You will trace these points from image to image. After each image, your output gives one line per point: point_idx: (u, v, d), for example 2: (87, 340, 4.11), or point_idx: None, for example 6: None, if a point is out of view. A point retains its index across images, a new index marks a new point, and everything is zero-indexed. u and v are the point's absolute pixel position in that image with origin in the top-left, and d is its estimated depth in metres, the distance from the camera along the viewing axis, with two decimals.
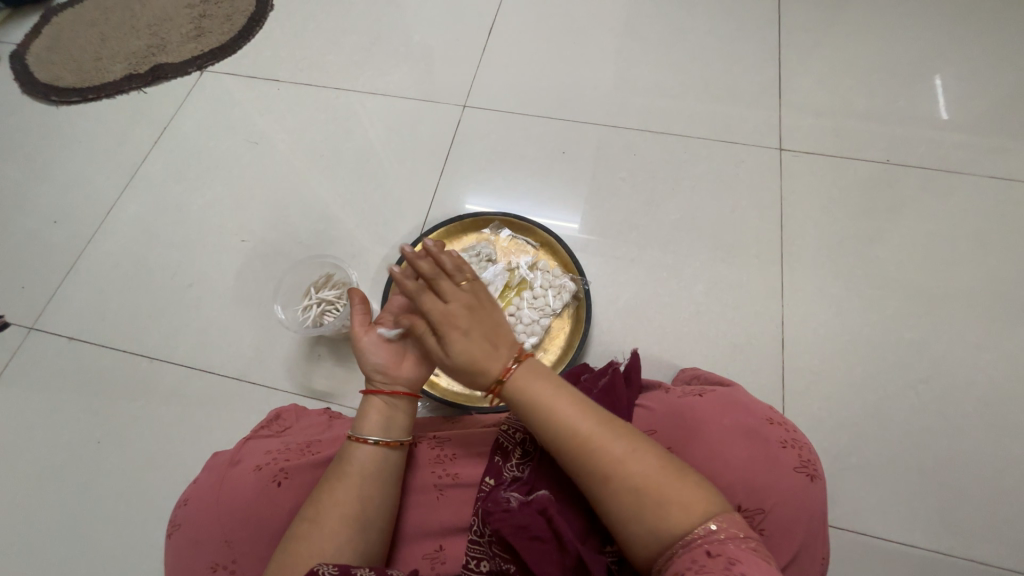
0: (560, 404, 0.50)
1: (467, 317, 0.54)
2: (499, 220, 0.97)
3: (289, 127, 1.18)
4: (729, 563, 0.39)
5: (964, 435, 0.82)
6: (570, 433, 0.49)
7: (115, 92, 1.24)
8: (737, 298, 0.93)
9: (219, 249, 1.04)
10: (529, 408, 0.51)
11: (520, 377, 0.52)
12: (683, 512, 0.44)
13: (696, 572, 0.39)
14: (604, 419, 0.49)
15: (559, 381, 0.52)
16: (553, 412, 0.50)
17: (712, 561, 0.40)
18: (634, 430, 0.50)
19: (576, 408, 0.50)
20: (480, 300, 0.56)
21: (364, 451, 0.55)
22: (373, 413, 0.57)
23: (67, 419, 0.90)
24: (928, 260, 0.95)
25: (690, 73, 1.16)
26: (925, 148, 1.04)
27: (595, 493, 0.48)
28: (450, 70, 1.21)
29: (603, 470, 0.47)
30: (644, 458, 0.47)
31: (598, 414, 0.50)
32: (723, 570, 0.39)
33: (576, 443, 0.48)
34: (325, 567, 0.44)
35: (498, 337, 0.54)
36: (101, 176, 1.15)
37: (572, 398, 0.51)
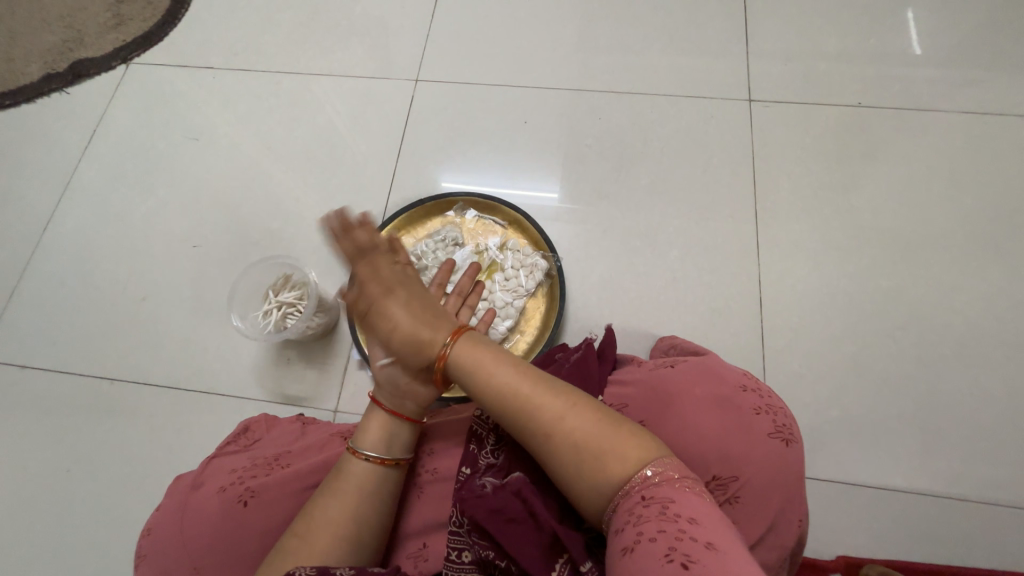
0: (496, 368, 0.49)
1: (403, 293, 0.57)
2: (463, 201, 0.92)
3: (232, 118, 1.10)
4: (664, 508, 0.39)
5: (942, 378, 0.82)
6: (508, 397, 0.47)
7: (35, 96, 1.13)
8: (713, 261, 0.91)
9: (170, 258, 0.98)
10: (472, 374, 0.50)
11: (462, 344, 0.52)
12: (620, 463, 0.42)
13: (633, 522, 0.39)
14: (537, 378, 0.48)
15: (497, 350, 0.52)
16: (491, 378, 0.49)
17: (648, 509, 0.39)
18: (571, 386, 0.47)
19: (512, 371, 0.49)
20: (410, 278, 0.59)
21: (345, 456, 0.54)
22: (375, 427, 0.55)
23: (31, 449, 0.86)
24: (902, 205, 0.93)
25: (652, 25, 1.09)
26: (897, 87, 1.01)
27: (541, 458, 0.46)
28: (401, 42, 1.13)
29: (542, 433, 0.46)
30: (583, 414, 0.45)
31: (531, 374, 0.48)
32: (657, 517, 0.38)
33: (514, 408, 0.47)
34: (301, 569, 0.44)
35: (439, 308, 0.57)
36: (32, 188, 1.06)
37: (506, 364, 0.49)
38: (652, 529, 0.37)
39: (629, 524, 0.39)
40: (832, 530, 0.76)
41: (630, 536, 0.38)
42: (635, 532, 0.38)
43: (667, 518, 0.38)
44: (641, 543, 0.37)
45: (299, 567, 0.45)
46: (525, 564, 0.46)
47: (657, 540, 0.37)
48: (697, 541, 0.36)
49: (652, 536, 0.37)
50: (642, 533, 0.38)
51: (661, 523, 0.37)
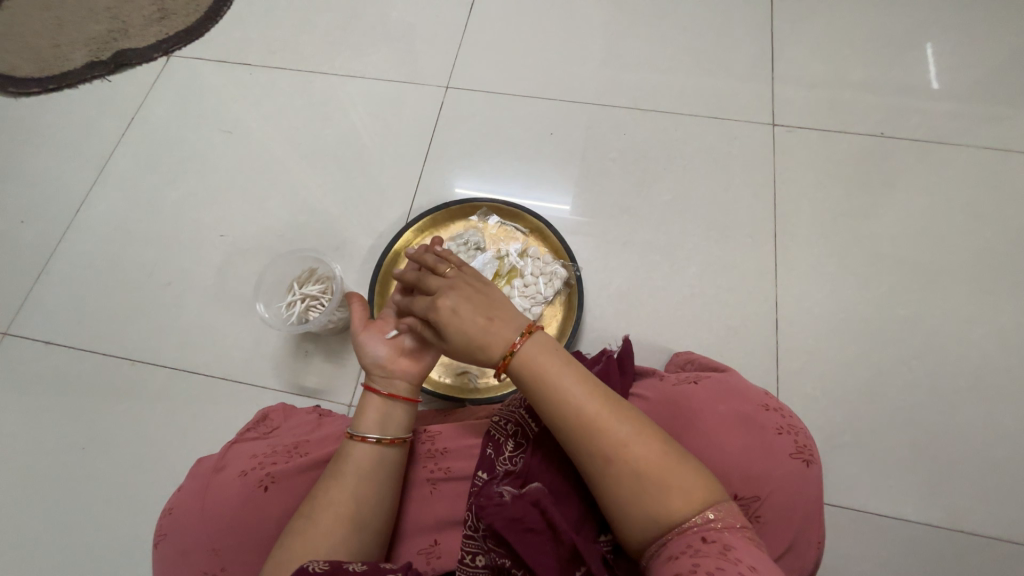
0: (567, 382, 0.48)
1: (456, 293, 0.55)
2: (487, 206, 0.94)
3: (265, 114, 1.13)
4: (725, 550, 0.39)
5: (957, 411, 0.82)
6: (574, 412, 0.47)
7: (77, 82, 1.17)
8: (730, 280, 0.92)
9: (197, 245, 1.00)
10: (536, 383, 0.49)
11: (528, 354, 0.50)
12: (682, 499, 0.42)
13: (690, 553, 0.39)
14: (610, 401, 0.47)
15: (569, 361, 0.50)
16: (561, 390, 0.48)
17: (708, 547, 0.39)
18: (639, 415, 0.48)
19: (583, 388, 0.48)
20: (472, 277, 0.58)
21: (362, 449, 0.55)
22: (372, 412, 0.57)
23: (50, 424, 0.88)
24: (922, 235, 0.94)
25: (679, 46, 1.12)
26: (919, 120, 1.02)
27: (596, 477, 0.46)
28: (432, 49, 1.16)
29: (608, 453, 0.45)
30: (650, 446, 0.45)
31: (604, 395, 0.48)
32: (717, 555, 0.38)
33: (581, 423, 0.46)
34: (315, 564, 0.45)
35: (492, 311, 0.53)
36: (68, 170, 1.10)
37: (583, 380, 0.48)
38: (711, 564, 0.38)
39: (685, 555, 0.39)
40: (841, 556, 0.75)
41: (685, 565, 0.38)
42: (691, 562, 0.38)
43: (726, 558, 0.38)
44: (698, 573, 0.37)
45: (312, 560, 0.46)
46: (541, 573, 0.47)
47: (716, 574, 0.37)
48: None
49: (711, 569, 0.37)
50: (699, 565, 0.38)
51: (720, 560, 0.38)
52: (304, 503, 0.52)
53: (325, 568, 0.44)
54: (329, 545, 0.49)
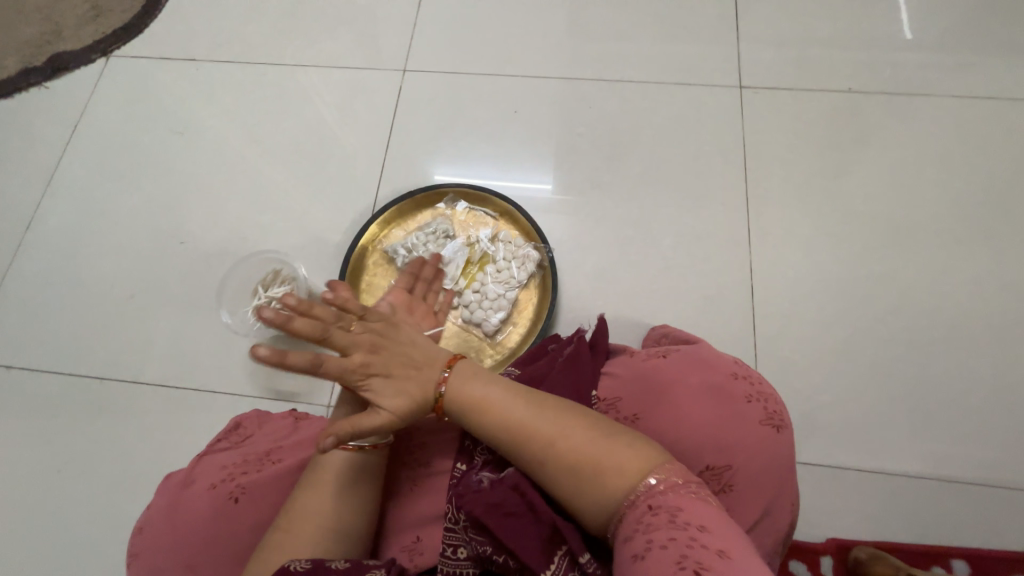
0: (486, 395, 0.48)
1: (380, 360, 0.48)
2: (454, 192, 0.91)
3: (217, 111, 1.08)
4: (673, 515, 0.39)
5: (934, 362, 0.83)
6: (500, 424, 0.47)
7: (12, 91, 1.10)
8: (705, 249, 0.91)
9: (158, 254, 0.97)
10: (459, 404, 0.48)
11: (450, 381, 0.49)
12: (621, 475, 0.42)
13: (642, 530, 0.39)
14: (531, 403, 0.48)
15: (487, 373, 0.50)
16: (484, 405, 0.48)
17: (657, 516, 0.39)
18: (564, 404, 0.48)
19: (503, 397, 0.48)
20: (379, 326, 0.48)
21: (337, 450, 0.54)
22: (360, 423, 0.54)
23: (21, 449, 0.86)
24: (893, 190, 0.93)
25: (642, 11, 1.08)
26: (888, 73, 1.00)
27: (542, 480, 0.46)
28: (388, 31, 1.11)
29: (542, 455, 0.46)
30: (576, 435, 0.45)
31: (524, 398, 0.48)
32: (667, 525, 0.38)
33: (510, 433, 0.47)
34: (296, 564, 0.44)
35: (418, 361, 0.49)
36: (13, 186, 1.04)
37: (501, 390, 0.49)
38: (662, 537, 0.37)
39: (638, 533, 0.39)
40: (824, 513, 0.77)
41: (639, 545, 0.38)
42: (645, 540, 0.38)
43: (676, 526, 0.38)
44: (651, 550, 0.37)
45: (293, 561, 0.45)
46: (524, 556, 0.46)
47: (669, 548, 0.36)
48: (708, 549, 0.36)
49: (663, 543, 0.37)
50: (652, 540, 0.38)
51: (671, 531, 0.38)
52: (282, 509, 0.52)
53: (308, 566, 0.44)
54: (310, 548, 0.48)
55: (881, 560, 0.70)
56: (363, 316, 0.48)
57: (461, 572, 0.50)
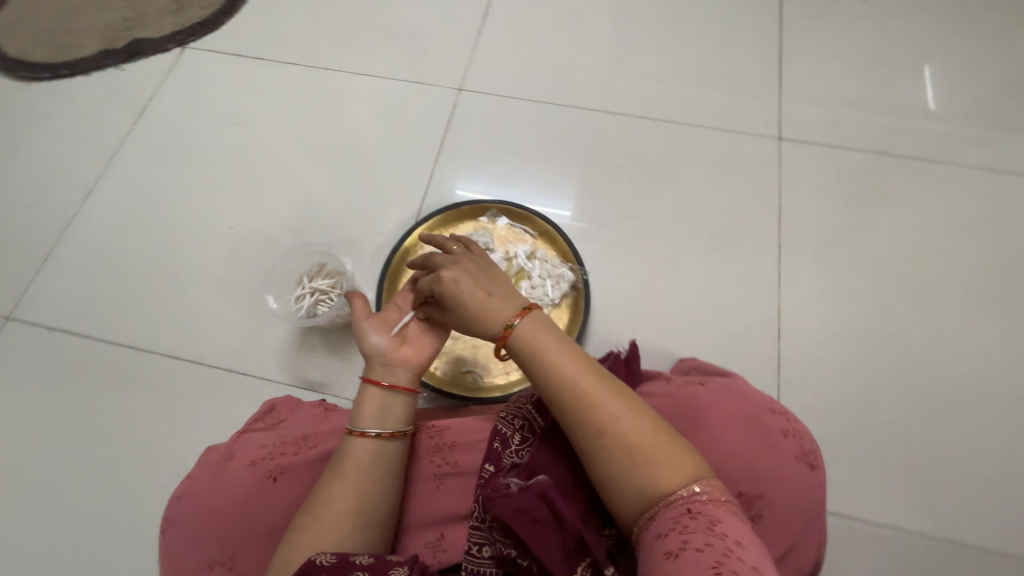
0: (559, 355, 0.50)
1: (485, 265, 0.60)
2: (496, 208, 0.95)
3: (277, 108, 1.13)
4: (712, 524, 0.40)
5: (952, 425, 0.84)
6: (567, 385, 0.49)
7: (89, 69, 1.17)
8: (734, 288, 0.93)
9: (205, 235, 1.00)
10: (533, 356, 0.51)
11: (527, 328, 0.52)
12: (672, 473, 0.44)
13: (679, 530, 0.40)
14: (609, 382, 0.49)
15: (563, 335, 0.53)
16: (554, 362, 0.50)
17: (695, 521, 0.40)
18: (631, 391, 0.50)
19: (576, 362, 0.50)
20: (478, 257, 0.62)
21: (362, 444, 0.55)
22: (371, 405, 0.56)
23: (50, 409, 0.88)
24: (919, 251, 0.96)
25: (689, 59, 1.14)
26: (922, 139, 1.04)
27: (587, 451, 0.48)
28: (445, 52, 1.17)
29: (601, 428, 0.47)
30: (639, 419, 0.47)
31: (601, 375, 0.50)
32: (705, 530, 0.39)
33: (575, 395, 0.48)
34: (322, 557, 0.45)
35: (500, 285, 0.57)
36: (77, 157, 1.10)
37: (575, 354, 0.51)
38: (699, 540, 0.38)
39: (673, 531, 0.40)
40: (835, 563, 0.76)
41: (674, 543, 0.39)
42: (680, 539, 0.39)
43: (714, 533, 0.39)
44: (686, 550, 0.38)
45: (319, 555, 0.46)
46: (547, 564, 0.48)
47: (706, 551, 0.37)
48: (744, 561, 0.37)
49: (700, 547, 0.38)
50: (688, 542, 0.39)
51: (709, 537, 0.38)
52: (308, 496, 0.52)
53: (333, 562, 0.45)
54: (333, 541, 0.49)
55: None
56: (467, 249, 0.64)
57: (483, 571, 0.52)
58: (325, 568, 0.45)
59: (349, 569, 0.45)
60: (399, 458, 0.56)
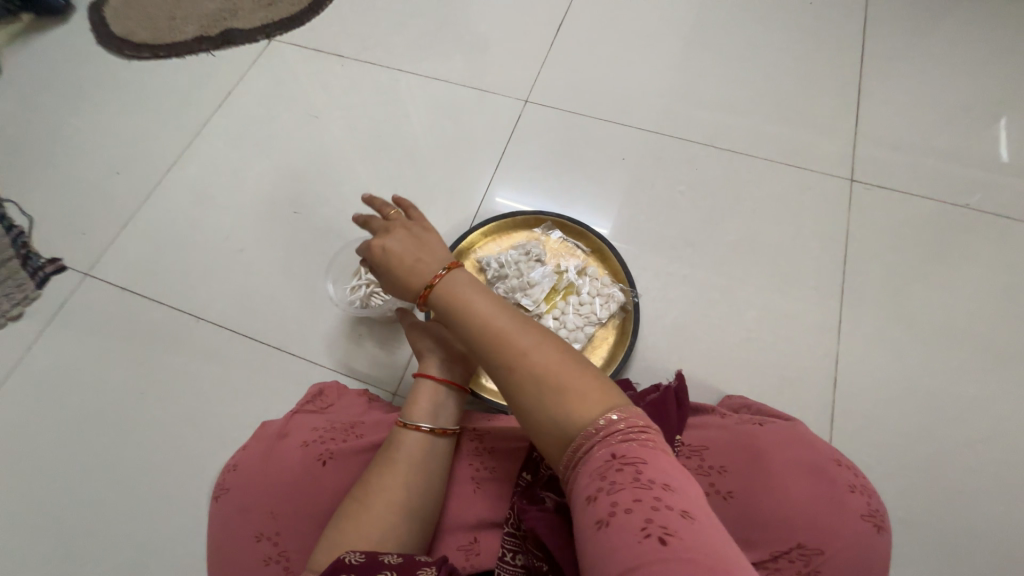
0: (478, 303, 0.51)
1: (412, 233, 0.62)
2: (552, 221, 0.95)
3: (350, 104, 1.18)
4: (637, 472, 0.37)
5: (1022, 504, 0.78)
6: (484, 330, 0.49)
7: (184, 53, 1.26)
8: (790, 330, 0.90)
9: (271, 218, 1.05)
10: (453, 308, 0.52)
11: (449, 284, 0.54)
12: (582, 405, 0.43)
13: (607, 488, 0.37)
14: (521, 322, 0.49)
15: (485, 288, 0.54)
16: (471, 312, 0.51)
17: (622, 473, 0.37)
18: (542, 328, 0.49)
19: (493, 308, 0.51)
20: (414, 223, 0.64)
21: (415, 437, 0.57)
22: (426, 401, 0.59)
23: (115, 366, 0.93)
24: (998, 314, 0.90)
25: (762, 91, 1.12)
26: (1009, 196, 0.99)
27: (504, 388, 0.47)
28: (517, 64, 1.19)
29: (512, 363, 0.47)
30: (552, 356, 0.46)
31: (514, 317, 0.50)
32: (631, 482, 0.36)
33: (494, 339, 0.48)
34: (352, 555, 0.45)
35: (426, 250, 0.59)
36: (164, 132, 1.17)
37: (489, 301, 0.52)
38: (627, 497, 0.36)
39: (602, 491, 0.37)
40: None
41: (604, 508, 0.36)
42: (609, 501, 0.36)
43: (641, 485, 0.36)
44: (617, 515, 0.35)
45: (348, 552, 0.46)
46: None
47: (633, 511, 0.35)
48: (671, 509, 0.35)
49: (628, 506, 0.35)
50: (617, 503, 0.36)
51: (635, 490, 0.36)
52: (354, 484, 0.54)
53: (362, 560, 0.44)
54: (375, 533, 0.50)
55: None
56: (406, 214, 0.66)
57: None
58: (353, 566, 0.44)
59: (377, 567, 0.44)
60: (444, 457, 0.57)
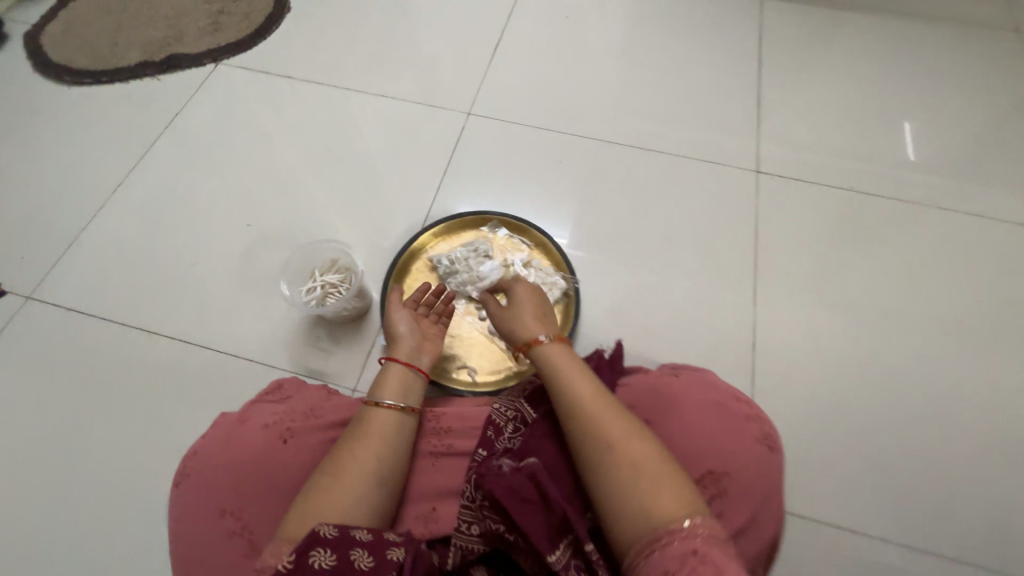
0: (576, 377, 0.60)
1: (528, 303, 0.76)
2: (497, 219, 1.03)
3: (300, 121, 1.23)
4: (716, 569, 0.42)
5: (912, 435, 0.90)
6: (577, 402, 0.56)
7: (128, 78, 1.27)
8: (714, 303, 1.01)
9: (224, 231, 1.07)
10: (553, 372, 0.62)
11: (551, 350, 0.64)
12: (663, 499, 0.47)
13: (686, 572, 0.42)
14: (619, 412, 0.55)
15: (581, 366, 0.62)
16: (569, 380, 0.60)
17: (700, 563, 0.42)
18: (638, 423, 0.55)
19: (586, 386, 0.58)
20: (532, 296, 0.78)
21: (381, 414, 0.62)
22: (393, 383, 0.66)
23: (65, 386, 0.92)
24: (884, 277, 1.04)
25: (678, 98, 1.26)
26: (886, 178, 1.15)
27: (587, 462, 0.53)
28: (459, 80, 1.28)
29: (605, 444, 0.52)
30: (642, 450, 0.51)
31: (610, 404, 0.57)
32: (713, 574, 0.41)
33: (584, 412, 0.55)
34: (326, 527, 0.48)
35: (541, 320, 0.73)
36: (109, 154, 1.18)
37: (588, 383, 0.59)
38: None
39: (682, 572, 0.42)
40: (802, 561, 0.81)
41: None
42: None
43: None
44: None
45: (324, 526, 0.49)
46: (534, 542, 0.53)
47: None
48: None
49: None
50: None
51: None
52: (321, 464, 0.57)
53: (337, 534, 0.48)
54: (345, 509, 0.53)
55: None
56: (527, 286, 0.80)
57: (471, 547, 0.57)
58: (327, 541, 0.48)
59: (350, 544, 0.48)
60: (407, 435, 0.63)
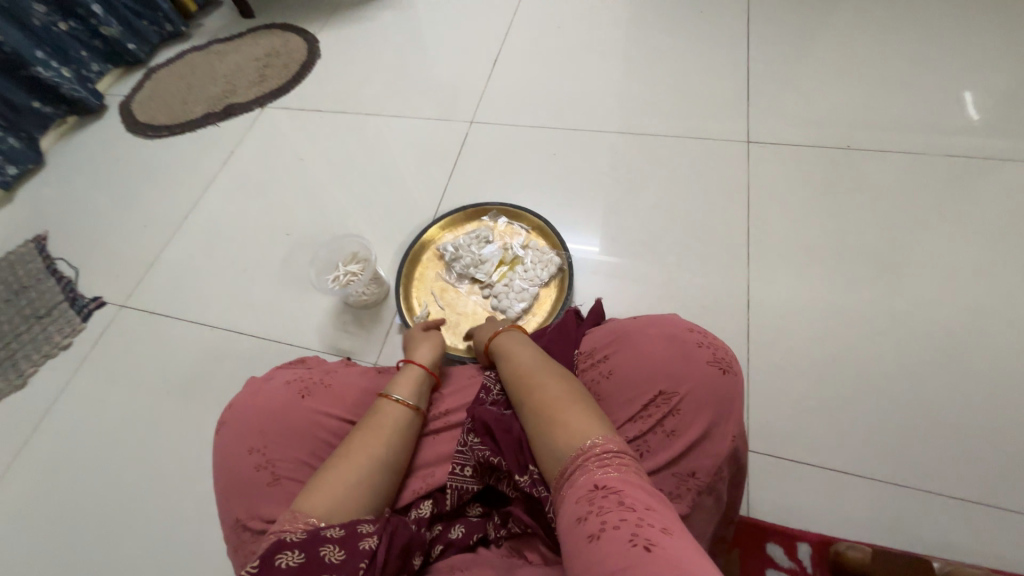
0: (517, 352, 0.67)
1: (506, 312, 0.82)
2: (497, 208, 1.13)
3: (329, 145, 1.42)
4: (620, 500, 0.43)
5: (924, 381, 0.87)
6: (515, 372, 0.64)
7: (195, 127, 1.54)
8: (706, 268, 1.04)
9: (268, 241, 1.26)
10: (501, 353, 0.69)
11: (504, 337, 0.71)
12: (573, 430, 0.51)
13: (597, 512, 0.42)
14: (549, 371, 0.61)
15: (529, 344, 0.69)
16: (511, 355, 0.67)
17: (607, 500, 0.43)
18: (569, 377, 0.60)
19: (525, 356, 0.65)
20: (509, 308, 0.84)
21: (390, 405, 0.68)
22: (410, 383, 0.71)
23: (147, 373, 1.11)
24: (887, 228, 1.03)
25: (667, 84, 1.32)
26: (886, 134, 1.14)
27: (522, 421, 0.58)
28: (463, 94, 1.43)
29: (529, 397, 0.58)
30: (563, 395, 0.56)
31: (544, 366, 0.63)
32: (617, 507, 0.42)
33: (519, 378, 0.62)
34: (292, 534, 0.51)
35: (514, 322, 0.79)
36: (181, 189, 1.42)
37: (529, 354, 0.66)
38: (615, 518, 0.41)
39: (592, 514, 0.43)
40: (807, 509, 0.80)
41: (595, 525, 0.41)
42: (599, 521, 0.42)
43: (625, 509, 0.42)
44: (607, 531, 0.40)
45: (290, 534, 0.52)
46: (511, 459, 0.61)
47: (622, 527, 0.40)
48: (654, 527, 0.40)
49: (616, 524, 0.40)
50: (607, 522, 0.41)
51: (623, 513, 0.41)
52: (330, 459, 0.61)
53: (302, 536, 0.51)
54: (344, 491, 0.58)
55: (856, 550, 0.74)
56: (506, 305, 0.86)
57: (465, 485, 0.63)
58: (295, 544, 0.50)
59: (319, 542, 0.50)
60: (410, 426, 0.67)
